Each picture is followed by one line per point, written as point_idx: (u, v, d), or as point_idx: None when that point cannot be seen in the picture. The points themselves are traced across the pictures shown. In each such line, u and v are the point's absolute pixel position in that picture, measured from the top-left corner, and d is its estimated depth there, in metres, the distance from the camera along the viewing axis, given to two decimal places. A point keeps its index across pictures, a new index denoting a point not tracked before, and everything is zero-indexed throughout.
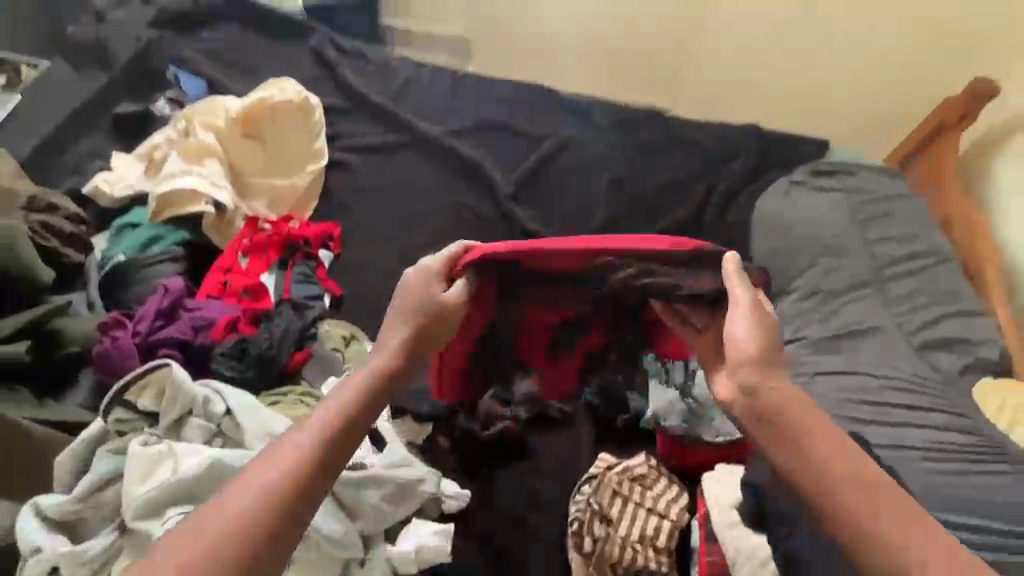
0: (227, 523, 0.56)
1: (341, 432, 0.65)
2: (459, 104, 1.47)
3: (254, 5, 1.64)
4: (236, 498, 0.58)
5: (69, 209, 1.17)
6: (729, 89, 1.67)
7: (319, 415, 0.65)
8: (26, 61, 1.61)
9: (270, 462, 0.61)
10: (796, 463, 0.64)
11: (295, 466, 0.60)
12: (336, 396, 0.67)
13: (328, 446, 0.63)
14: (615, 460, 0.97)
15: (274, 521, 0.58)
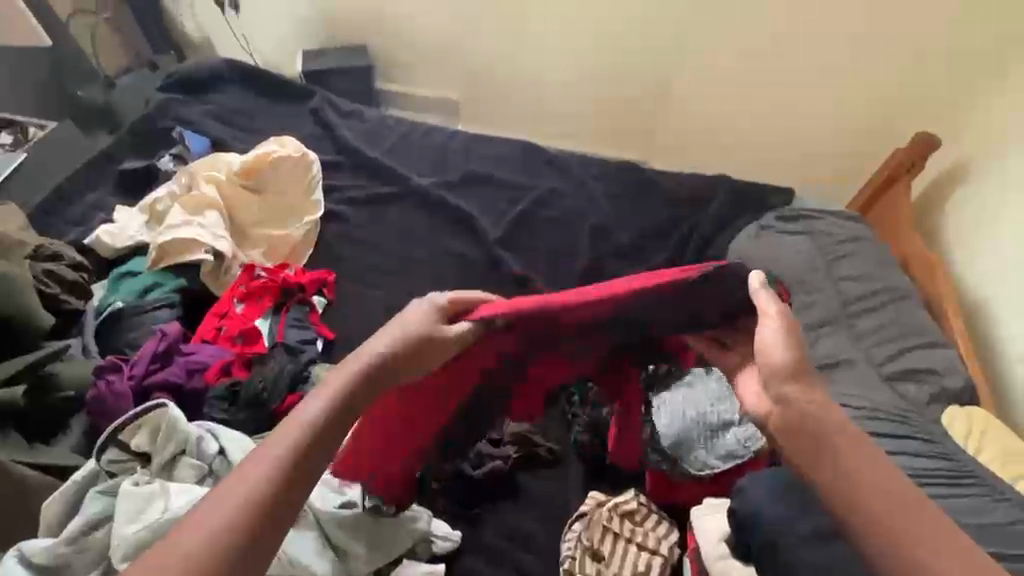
0: (211, 532, 0.50)
1: (326, 435, 0.59)
2: (450, 160, 1.59)
3: (258, 71, 1.78)
4: (216, 505, 0.52)
5: (71, 258, 1.29)
6: (704, 135, 1.76)
7: (301, 414, 0.59)
8: (34, 122, 1.78)
9: (254, 463, 0.55)
10: (837, 476, 0.59)
11: (279, 469, 0.55)
12: (319, 398, 0.61)
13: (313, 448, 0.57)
14: (605, 497, 1.04)
15: (244, 541, 0.51)
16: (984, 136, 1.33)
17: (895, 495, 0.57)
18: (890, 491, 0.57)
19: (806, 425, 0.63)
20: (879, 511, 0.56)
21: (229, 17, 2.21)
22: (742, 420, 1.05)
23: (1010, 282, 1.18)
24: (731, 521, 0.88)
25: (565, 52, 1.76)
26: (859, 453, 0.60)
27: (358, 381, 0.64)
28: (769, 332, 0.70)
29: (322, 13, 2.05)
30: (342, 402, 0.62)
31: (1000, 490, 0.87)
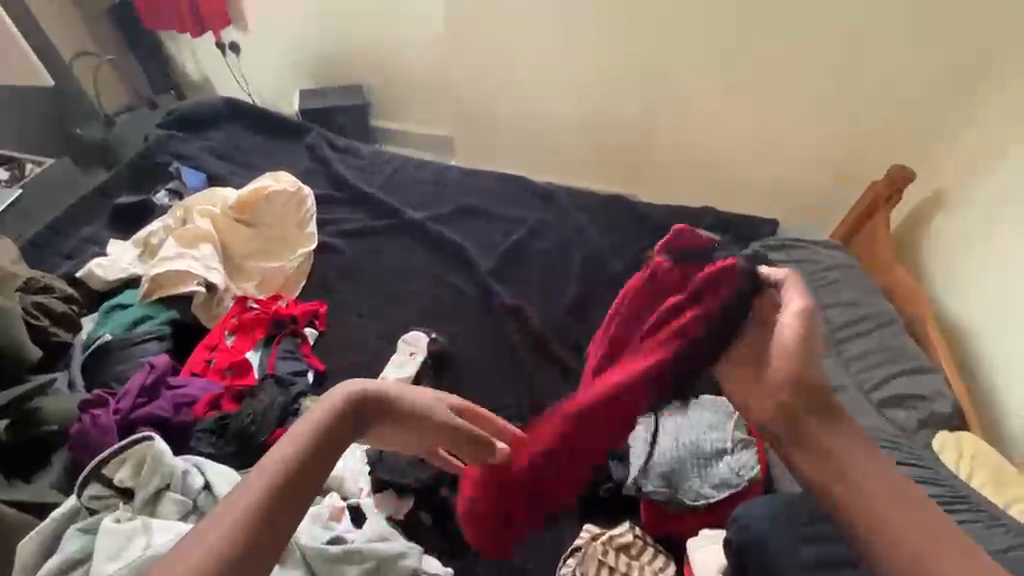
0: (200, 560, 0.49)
1: (308, 470, 0.58)
2: (441, 194, 1.63)
3: (256, 110, 1.82)
4: (193, 546, 0.50)
5: (61, 291, 1.29)
6: (688, 172, 1.78)
7: (279, 452, 0.58)
8: (32, 159, 1.80)
9: (233, 502, 0.53)
10: (840, 491, 0.51)
11: (260, 506, 0.54)
12: (298, 434, 0.61)
13: (297, 484, 0.57)
14: (600, 530, 1.01)
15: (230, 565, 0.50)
16: (958, 170, 1.38)
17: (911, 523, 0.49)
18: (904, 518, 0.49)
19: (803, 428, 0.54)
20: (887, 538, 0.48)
21: (229, 60, 2.28)
22: (734, 449, 1.05)
23: (991, 308, 1.20)
24: (727, 552, 0.88)
25: (553, 92, 1.80)
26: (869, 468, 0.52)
27: (337, 418, 0.65)
28: (785, 324, 0.58)
29: (323, 54, 2.14)
30: (324, 438, 0.62)
31: (997, 518, 0.85)
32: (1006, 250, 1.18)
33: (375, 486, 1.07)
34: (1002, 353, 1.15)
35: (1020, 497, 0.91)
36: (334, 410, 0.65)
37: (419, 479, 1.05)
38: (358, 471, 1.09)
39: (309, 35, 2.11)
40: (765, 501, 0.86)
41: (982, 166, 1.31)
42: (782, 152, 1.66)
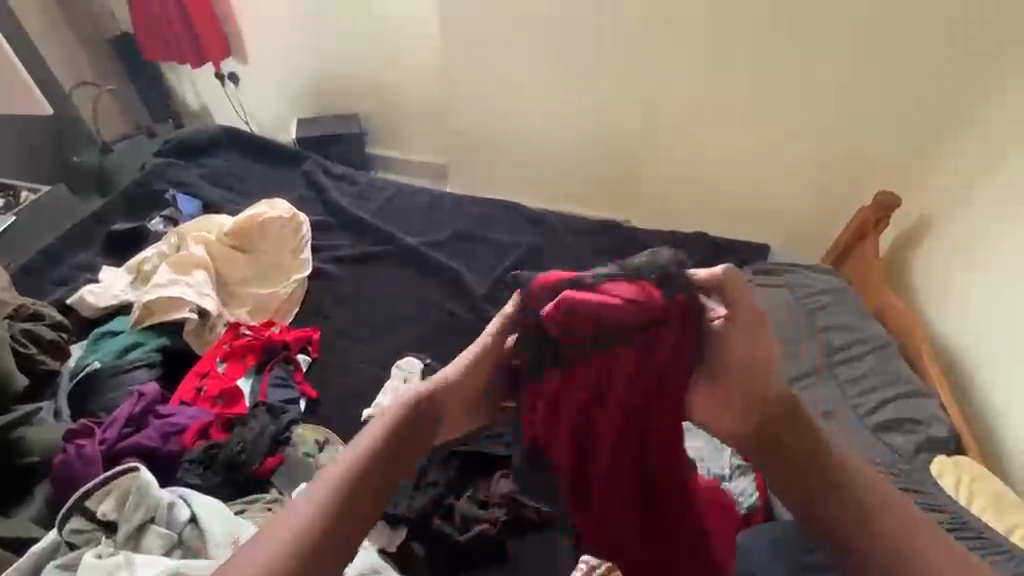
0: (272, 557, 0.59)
1: (345, 503, 0.64)
2: (435, 220, 1.64)
3: (253, 138, 1.85)
4: (265, 546, 0.60)
5: (51, 317, 1.28)
6: (678, 197, 1.83)
7: (314, 491, 0.65)
8: (28, 187, 1.81)
9: (269, 535, 0.62)
10: (826, 499, 0.66)
11: (298, 538, 0.61)
12: (334, 469, 0.67)
13: (334, 518, 0.63)
14: None
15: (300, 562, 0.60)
16: (941, 195, 1.42)
17: (881, 508, 0.64)
18: (876, 508, 0.64)
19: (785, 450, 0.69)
20: (868, 526, 0.64)
21: (228, 90, 2.33)
22: (731, 476, 1.04)
23: (985, 330, 1.21)
24: None
25: (546, 121, 1.84)
26: (843, 470, 0.67)
27: (382, 439, 0.69)
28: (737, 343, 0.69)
29: (322, 84, 2.20)
30: (367, 466, 0.67)
31: (1000, 544, 0.84)
32: (1002, 271, 1.19)
33: None
34: (996, 375, 1.16)
35: (1019, 521, 0.90)
36: (369, 440, 0.69)
37: (410, 509, 1.02)
38: None
39: (308, 66, 2.17)
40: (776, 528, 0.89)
41: (968, 192, 1.33)
42: (769, 179, 1.71)
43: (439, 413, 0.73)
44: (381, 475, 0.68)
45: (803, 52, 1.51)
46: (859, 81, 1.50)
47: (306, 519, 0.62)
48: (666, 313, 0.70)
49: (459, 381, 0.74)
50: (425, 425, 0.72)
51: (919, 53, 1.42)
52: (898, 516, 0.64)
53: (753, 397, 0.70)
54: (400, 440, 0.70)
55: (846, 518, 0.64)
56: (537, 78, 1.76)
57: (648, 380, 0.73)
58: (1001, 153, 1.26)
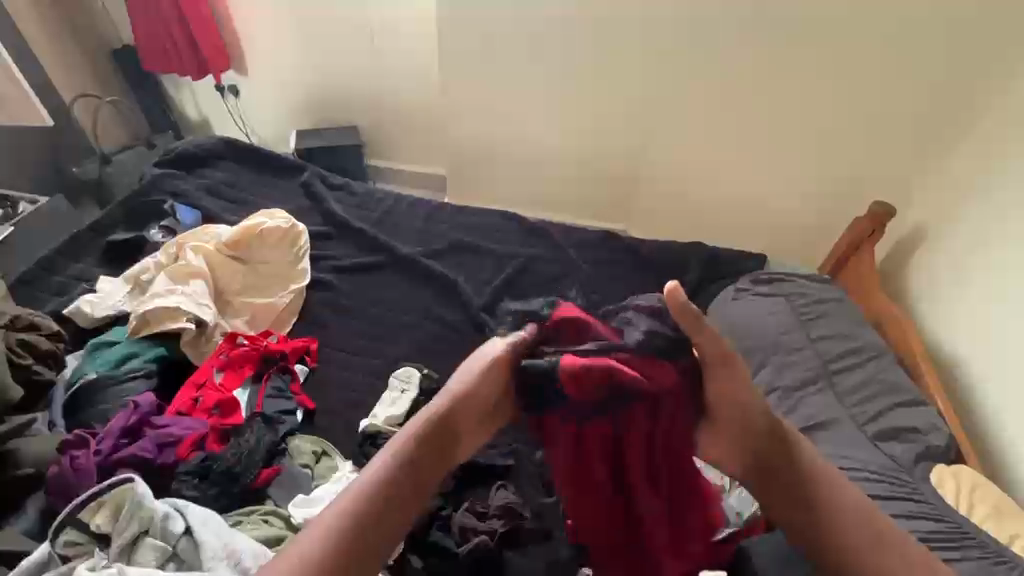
0: (309, 553, 0.67)
1: (370, 518, 0.72)
2: (433, 230, 1.65)
3: (253, 149, 1.86)
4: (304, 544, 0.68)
5: (47, 328, 1.27)
6: (675, 208, 1.86)
7: (340, 506, 0.72)
8: (27, 198, 1.81)
9: (299, 547, 0.68)
10: (802, 516, 0.77)
11: (331, 552, 0.68)
12: (358, 485, 0.73)
13: (362, 531, 0.71)
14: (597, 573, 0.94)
15: (334, 557, 0.68)
16: (936, 206, 1.43)
17: (852, 519, 0.75)
18: (847, 524, 0.75)
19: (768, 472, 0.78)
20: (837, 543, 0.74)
21: (228, 101, 2.35)
22: (731, 486, 1.04)
23: (981, 339, 1.21)
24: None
25: (543, 132, 1.85)
26: (820, 490, 0.77)
27: (407, 448, 0.76)
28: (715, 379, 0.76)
29: (322, 97, 2.22)
30: (393, 473, 0.74)
31: (1001, 553, 0.84)
32: (998, 281, 1.19)
33: None
34: (992, 383, 1.16)
35: (1018, 531, 0.89)
36: (388, 458, 0.75)
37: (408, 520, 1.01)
38: None
39: (308, 78, 2.19)
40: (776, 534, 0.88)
41: (963, 203, 1.33)
42: (764, 189, 1.73)
43: (453, 424, 0.78)
44: (400, 488, 0.74)
45: (798, 65, 1.52)
46: (854, 93, 1.52)
47: (334, 534, 0.69)
48: (655, 367, 0.74)
49: (475, 391, 0.77)
50: (442, 437, 0.78)
51: (914, 67, 1.43)
52: (866, 525, 0.75)
53: (744, 429, 0.77)
54: (417, 454, 0.76)
55: (815, 530, 0.76)
56: (535, 90, 1.77)
57: (663, 423, 0.77)
58: (996, 165, 1.27)
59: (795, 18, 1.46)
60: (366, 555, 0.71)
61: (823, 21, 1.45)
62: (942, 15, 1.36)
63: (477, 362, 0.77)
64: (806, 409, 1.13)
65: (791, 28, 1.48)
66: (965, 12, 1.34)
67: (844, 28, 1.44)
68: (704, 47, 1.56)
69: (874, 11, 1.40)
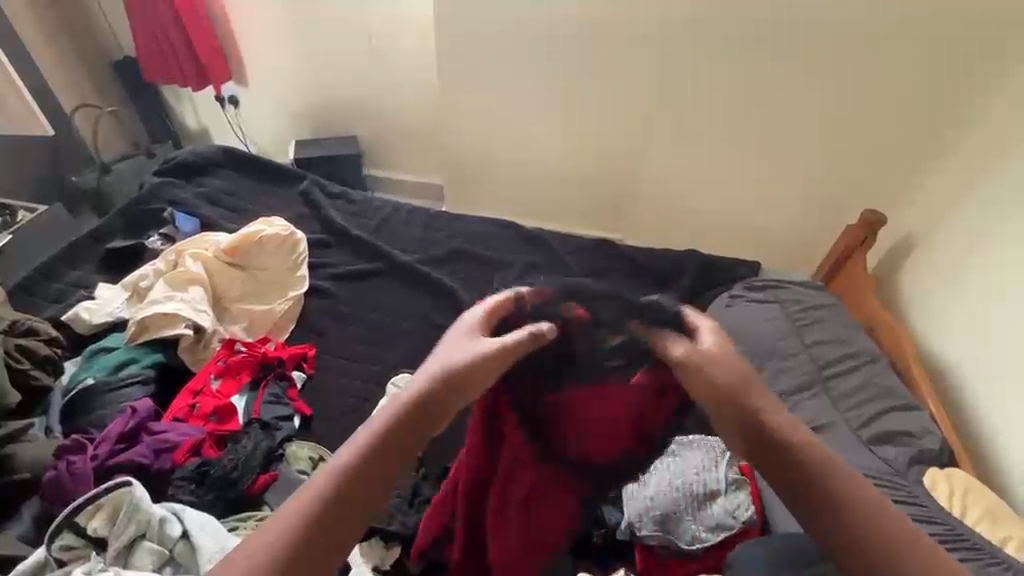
0: (284, 527, 0.57)
1: (333, 512, 0.59)
2: (431, 237, 1.66)
3: (252, 158, 1.87)
4: (282, 513, 0.59)
5: (46, 333, 1.28)
6: (669, 216, 1.90)
7: (298, 499, 0.59)
8: (26, 206, 1.83)
9: (244, 551, 0.57)
10: (801, 513, 0.61)
11: (283, 554, 0.56)
12: (320, 475, 0.61)
13: (322, 529, 0.58)
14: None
15: (309, 530, 0.58)
16: (927, 213, 1.46)
17: (862, 523, 0.59)
18: (852, 529, 0.59)
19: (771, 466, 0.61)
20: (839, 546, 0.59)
21: (228, 112, 2.39)
22: (728, 490, 1.02)
23: (976, 344, 1.22)
24: None
25: (540, 141, 1.89)
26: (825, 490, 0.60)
27: (399, 412, 0.63)
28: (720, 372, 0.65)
29: (322, 107, 2.26)
30: (381, 437, 0.62)
31: (994, 555, 0.85)
32: (990, 285, 1.21)
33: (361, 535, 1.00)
34: (985, 387, 1.17)
35: (1011, 533, 0.90)
36: (356, 445, 0.61)
37: (404, 526, 1.01)
38: None
39: (309, 87, 2.22)
40: (771, 538, 0.84)
41: (954, 211, 1.36)
42: (754, 197, 1.77)
43: (436, 411, 0.64)
44: (370, 484, 0.60)
45: (789, 76, 1.56)
46: (844, 101, 1.55)
47: (287, 535, 0.57)
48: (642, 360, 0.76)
49: (460, 371, 0.65)
50: (423, 425, 0.63)
51: (903, 78, 1.48)
52: (883, 536, 0.59)
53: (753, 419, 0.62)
54: (391, 443, 0.62)
55: (819, 533, 0.60)
56: (532, 100, 1.81)
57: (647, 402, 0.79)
58: (986, 173, 1.30)
59: (786, 31, 1.50)
60: (348, 531, 0.59)
61: (814, 33, 1.49)
62: (931, 27, 1.40)
63: (463, 348, 0.66)
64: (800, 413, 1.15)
65: (783, 40, 1.52)
66: (953, 22, 1.38)
67: (834, 40, 1.48)
68: (698, 58, 1.60)
69: (864, 24, 1.44)
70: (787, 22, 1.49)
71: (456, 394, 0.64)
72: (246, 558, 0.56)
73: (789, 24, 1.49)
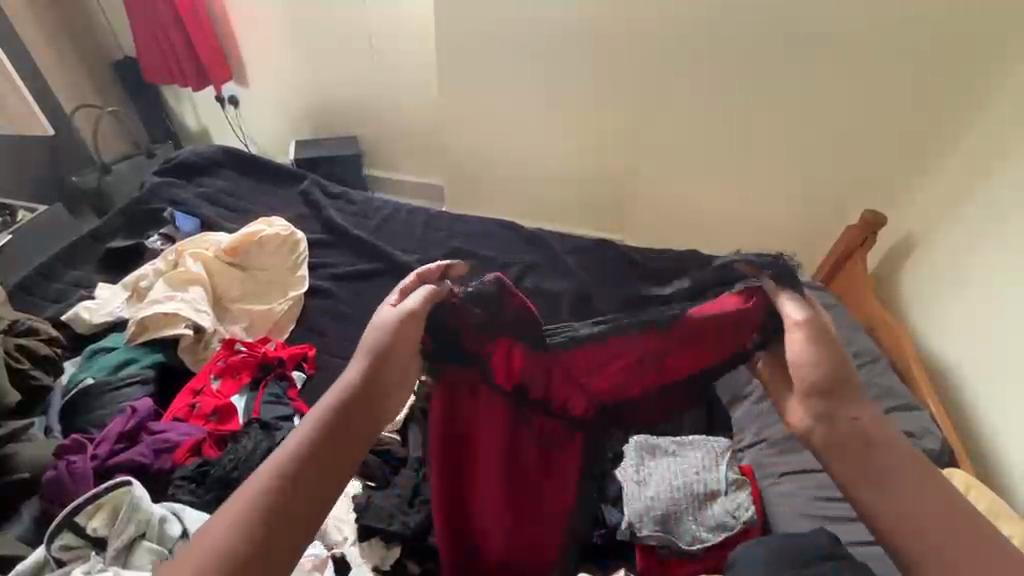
0: (258, 494, 0.54)
1: (288, 504, 0.54)
2: (431, 237, 1.67)
3: (253, 158, 1.87)
4: (251, 482, 0.55)
5: (47, 333, 1.28)
6: (669, 216, 1.90)
7: (241, 497, 0.54)
8: (26, 206, 1.83)
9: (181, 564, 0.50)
10: (862, 494, 0.59)
11: (231, 555, 0.50)
12: (263, 469, 0.56)
13: (275, 523, 0.53)
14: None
15: (285, 493, 0.55)
16: (927, 214, 1.46)
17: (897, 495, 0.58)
18: (911, 506, 0.57)
19: (831, 439, 0.62)
20: (899, 529, 0.57)
21: (228, 112, 2.39)
22: (728, 490, 1.02)
23: (976, 347, 1.21)
24: None
25: (540, 142, 1.89)
26: (882, 470, 0.60)
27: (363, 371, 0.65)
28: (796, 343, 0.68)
29: (322, 108, 2.26)
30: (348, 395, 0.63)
31: None
32: (989, 285, 1.21)
33: (361, 534, 1.01)
34: (985, 387, 1.17)
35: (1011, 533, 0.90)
36: (301, 432, 0.59)
37: (404, 526, 0.99)
38: (345, 519, 1.04)
39: (309, 88, 2.23)
40: (771, 537, 0.81)
41: (954, 211, 1.36)
42: (754, 198, 1.78)
43: (381, 384, 0.65)
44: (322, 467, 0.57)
45: (789, 76, 1.56)
46: (843, 102, 1.56)
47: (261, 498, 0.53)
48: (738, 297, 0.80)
49: (392, 339, 0.68)
50: (370, 400, 0.64)
51: (903, 78, 1.48)
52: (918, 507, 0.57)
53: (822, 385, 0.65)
54: (338, 422, 0.60)
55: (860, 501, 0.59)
56: (532, 100, 1.81)
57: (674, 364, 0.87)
58: (985, 173, 1.29)
59: (784, 31, 1.51)
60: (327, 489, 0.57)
61: (814, 33, 1.49)
62: (930, 27, 1.40)
63: (381, 319, 0.70)
64: None
65: (781, 40, 1.52)
66: (952, 22, 1.38)
67: (834, 40, 1.48)
68: (699, 58, 1.60)
69: (863, 24, 1.45)
70: (785, 23, 1.49)
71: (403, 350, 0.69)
72: (217, 531, 0.52)
73: (789, 23, 1.49)
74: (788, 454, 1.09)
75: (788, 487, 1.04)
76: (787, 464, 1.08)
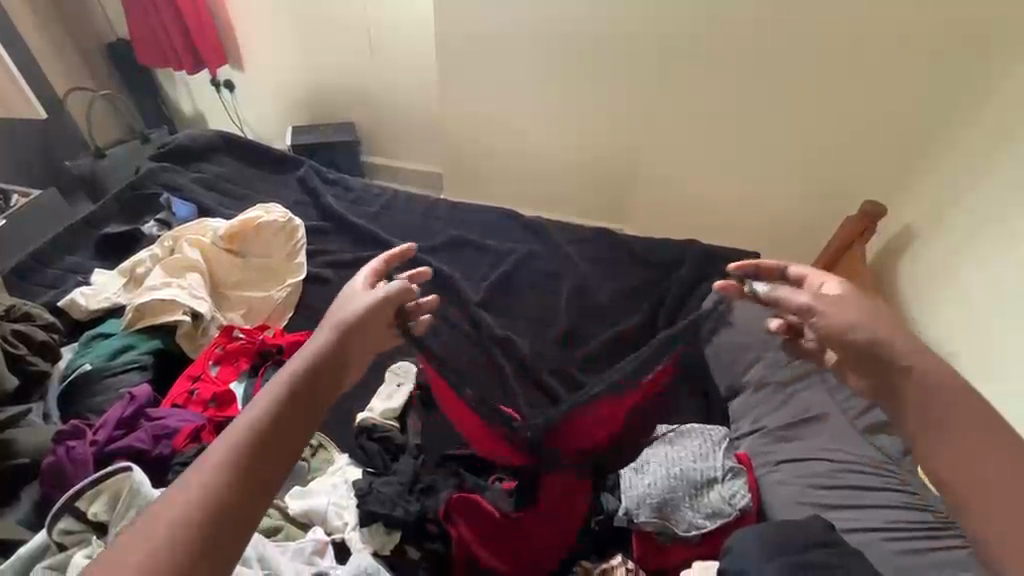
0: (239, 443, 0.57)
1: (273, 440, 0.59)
2: (430, 225, 1.66)
3: (249, 143, 1.85)
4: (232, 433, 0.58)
5: (42, 319, 1.27)
6: (669, 208, 1.89)
7: (226, 439, 0.57)
8: (21, 191, 1.82)
9: (178, 498, 0.53)
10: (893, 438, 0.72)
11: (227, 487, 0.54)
12: (245, 417, 0.60)
13: (262, 456, 0.58)
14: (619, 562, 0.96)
15: (269, 437, 0.59)
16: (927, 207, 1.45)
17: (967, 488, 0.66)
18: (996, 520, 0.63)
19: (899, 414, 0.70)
20: (962, 493, 0.60)
21: (224, 98, 2.36)
22: (725, 478, 1.03)
23: (973, 348, 1.21)
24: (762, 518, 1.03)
25: (541, 133, 1.86)
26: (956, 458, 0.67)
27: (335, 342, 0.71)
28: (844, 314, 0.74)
29: (320, 96, 2.23)
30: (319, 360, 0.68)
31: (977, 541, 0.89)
32: (990, 281, 1.20)
33: (362, 520, 1.01)
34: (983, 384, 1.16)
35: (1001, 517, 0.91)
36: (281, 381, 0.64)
37: (407, 512, 1.00)
38: (346, 505, 1.05)
39: (308, 75, 2.19)
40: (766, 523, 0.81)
41: (953, 210, 1.35)
42: (753, 190, 1.77)
43: (348, 351, 0.72)
44: (309, 409, 0.64)
45: (790, 72, 1.55)
46: (844, 96, 1.55)
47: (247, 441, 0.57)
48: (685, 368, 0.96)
49: (365, 313, 0.76)
50: (337, 361, 0.70)
51: (905, 77, 1.47)
52: None
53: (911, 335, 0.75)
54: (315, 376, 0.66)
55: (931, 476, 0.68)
56: (532, 93, 1.79)
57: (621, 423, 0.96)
58: (985, 172, 1.27)
59: (785, 27, 1.49)
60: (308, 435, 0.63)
61: (816, 29, 1.47)
62: (932, 24, 1.39)
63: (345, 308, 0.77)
64: (799, 405, 1.14)
65: (782, 36, 1.51)
66: (954, 20, 1.37)
67: (834, 39, 1.48)
68: (698, 59, 1.60)
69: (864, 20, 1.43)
70: (787, 19, 1.48)
71: (368, 326, 0.77)
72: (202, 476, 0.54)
73: (790, 19, 1.48)
74: (783, 442, 1.11)
75: (783, 476, 1.05)
76: (781, 452, 1.09)
